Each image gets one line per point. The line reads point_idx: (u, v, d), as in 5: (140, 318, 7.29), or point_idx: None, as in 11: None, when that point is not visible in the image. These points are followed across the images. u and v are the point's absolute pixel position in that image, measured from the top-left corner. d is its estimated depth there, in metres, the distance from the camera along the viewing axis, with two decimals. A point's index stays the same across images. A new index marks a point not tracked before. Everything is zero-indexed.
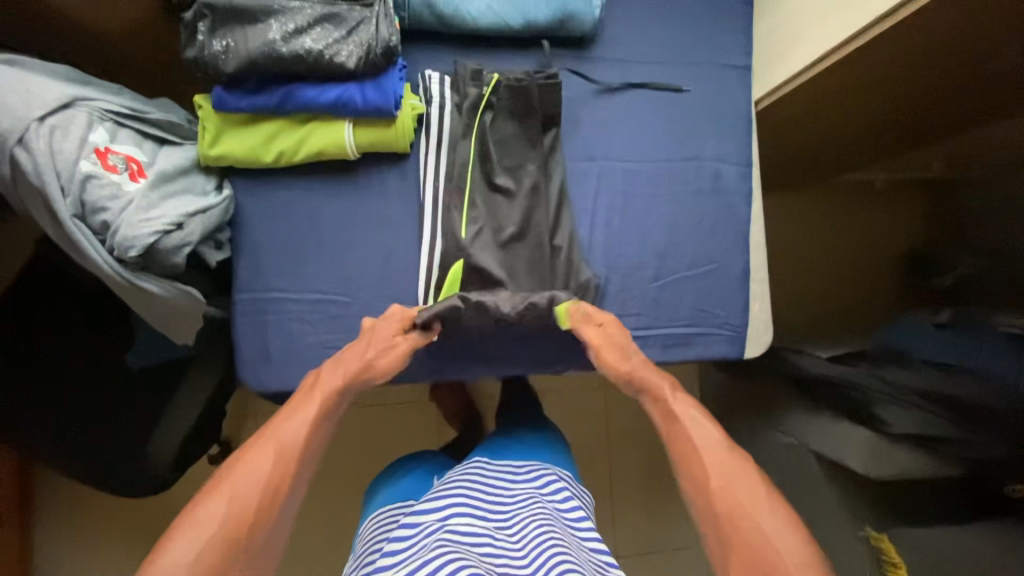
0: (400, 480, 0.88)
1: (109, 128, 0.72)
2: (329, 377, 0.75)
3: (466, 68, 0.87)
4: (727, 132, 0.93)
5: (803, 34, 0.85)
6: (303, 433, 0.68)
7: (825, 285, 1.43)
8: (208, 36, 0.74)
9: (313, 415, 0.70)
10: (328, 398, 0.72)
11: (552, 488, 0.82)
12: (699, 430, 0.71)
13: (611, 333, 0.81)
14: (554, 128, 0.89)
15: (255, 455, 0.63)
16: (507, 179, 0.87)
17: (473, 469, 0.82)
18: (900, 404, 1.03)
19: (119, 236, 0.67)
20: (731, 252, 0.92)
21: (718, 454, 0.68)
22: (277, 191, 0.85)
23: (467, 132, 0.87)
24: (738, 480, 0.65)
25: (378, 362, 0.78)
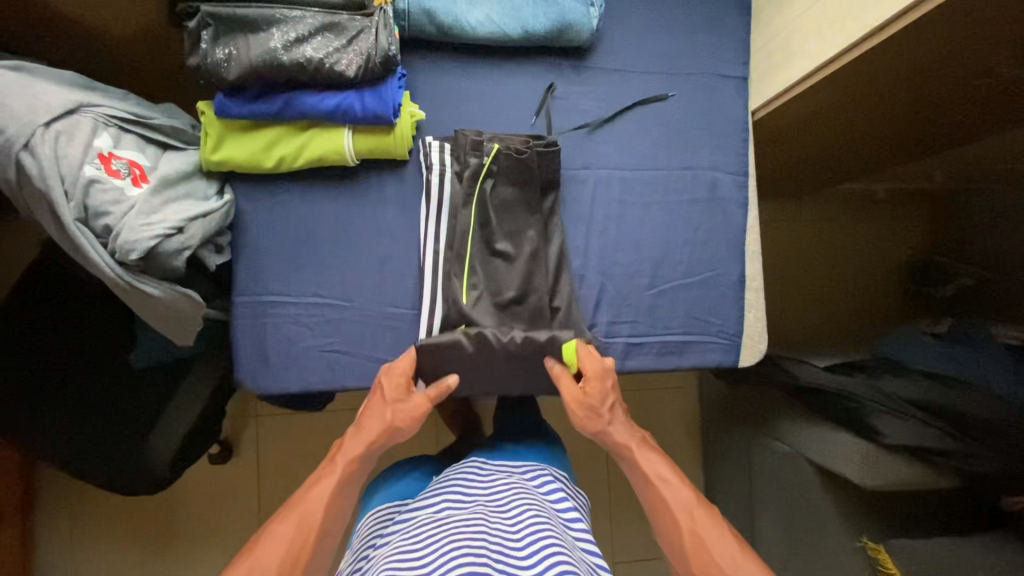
0: (395, 483, 0.89)
1: (113, 134, 0.74)
2: (349, 444, 0.77)
3: (466, 137, 0.87)
4: (724, 142, 0.94)
5: (797, 45, 0.85)
6: (323, 503, 0.70)
7: (826, 292, 1.43)
8: (212, 44, 0.76)
9: (332, 484, 0.72)
10: (348, 465, 0.75)
11: (547, 489, 0.83)
12: (671, 489, 0.74)
13: (588, 399, 0.81)
14: (554, 192, 0.90)
15: (279, 526, 0.67)
16: (507, 245, 0.88)
17: (470, 468, 0.85)
18: (895, 415, 1.02)
19: (121, 239, 0.67)
20: (727, 261, 0.93)
21: (690, 514, 0.71)
22: (277, 197, 0.87)
23: (467, 200, 0.87)
24: (708, 538, 0.68)
25: (397, 423, 0.79)
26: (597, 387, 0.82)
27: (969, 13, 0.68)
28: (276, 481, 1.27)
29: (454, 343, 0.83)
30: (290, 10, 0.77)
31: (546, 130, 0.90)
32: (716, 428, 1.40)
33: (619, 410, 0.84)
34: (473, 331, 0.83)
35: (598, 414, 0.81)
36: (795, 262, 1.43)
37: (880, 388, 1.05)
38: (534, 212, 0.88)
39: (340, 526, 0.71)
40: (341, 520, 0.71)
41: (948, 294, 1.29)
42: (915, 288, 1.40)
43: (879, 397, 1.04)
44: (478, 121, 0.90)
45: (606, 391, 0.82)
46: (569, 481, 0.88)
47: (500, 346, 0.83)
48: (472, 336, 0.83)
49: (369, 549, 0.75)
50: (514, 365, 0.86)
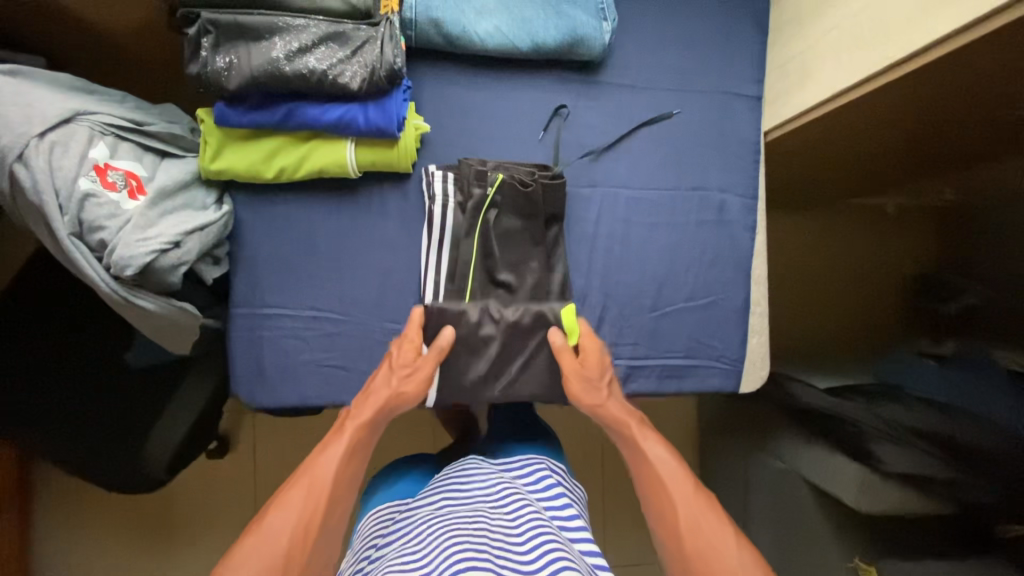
0: (393, 484, 0.89)
1: (110, 143, 0.72)
2: (357, 410, 0.74)
3: (470, 166, 0.84)
4: (733, 162, 0.92)
5: (813, 68, 0.82)
6: (334, 470, 0.66)
7: (837, 306, 1.42)
8: (212, 52, 0.73)
9: (342, 451, 0.68)
10: (357, 431, 0.71)
11: (542, 485, 0.82)
12: (666, 466, 0.70)
13: (584, 371, 0.79)
14: (558, 224, 0.88)
15: (289, 496, 0.63)
16: (509, 274, 0.86)
17: (469, 465, 0.85)
18: (897, 442, 1.01)
19: (115, 255, 0.66)
20: (732, 285, 0.91)
21: (685, 492, 0.66)
22: (277, 206, 0.85)
23: (470, 230, 0.86)
24: (702, 520, 0.64)
25: (405, 388, 0.77)
26: (590, 355, 0.81)
27: (994, 50, 0.65)
28: (272, 477, 1.27)
29: (461, 315, 0.82)
30: (294, 19, 0.75)
31: (552, 149, 0.89)
32: (713, 439, 1.40)
33: (615, 388, 0.81)
34: (477, 304, 0.84)
35: (596, 386, 0.79)
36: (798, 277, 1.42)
37: (879, 413, 1.05)
38: (535, 245, 0.87)
39: (353, 495, 0.68)
40: (353, 489, 0.68)
41: (952, 312, 1.26)
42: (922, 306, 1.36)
43: (880, 425, 1.02)
44: (485, 136, 0.88)
45: (604, 368, 0.82)
46: (565, 474, 0.88)
47: (504, 321, 0.83)
48: (475, 308, 0.83)
49: (369, 550, 0.74)
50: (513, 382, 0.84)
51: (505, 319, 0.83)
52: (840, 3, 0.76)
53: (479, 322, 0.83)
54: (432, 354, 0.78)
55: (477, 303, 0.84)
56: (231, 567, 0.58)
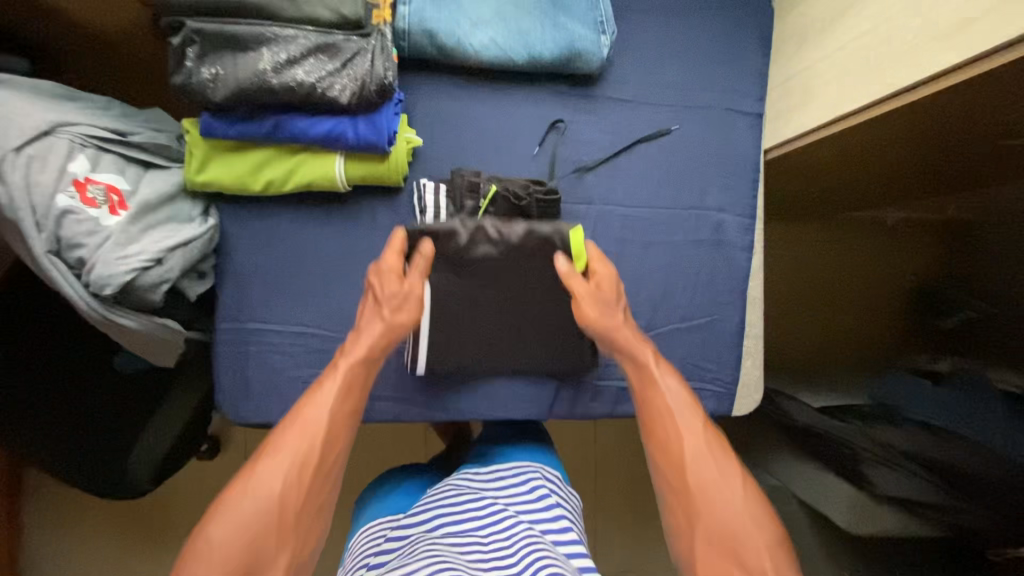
0: (387, 496, 0.86)
1: (90, 155, 0.69)
2: (352, 344, 0.73)
3: (463, 178, 0.83)
4: (732, 181, 0.90)
5: (816, 88, 0.80)
6: (329, 405, 0.65)
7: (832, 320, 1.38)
8: (197, 62, 0.71)
9: (337, 387, 0.67)
10: (352, 364, 0.70)
11: (536, 495, 0.79)
12: (674, 400, 0.69)
13: (600, 292, 0.79)
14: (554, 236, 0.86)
15: (283, 432, 0.62)
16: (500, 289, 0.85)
17: (461, 479, 0.83)
18: (889, 467, 1.00)
19: (94, 274, 0.64)
20: (728, 307, 0.89)
21: (692, 428, 0.66)
22: (265, 219, 0.83)
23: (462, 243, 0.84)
24: (703, 449, 0.64)
25: (398, 319, 0.76)
26: (604, 279, 0.80)
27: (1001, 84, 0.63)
28: None
29: (450, 232, 0.82)
30: (282, 29, 0.72)
31: (547, 165, 0.87)
32: None
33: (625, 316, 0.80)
34: (470, 220, 0.83)
35: (613, 307, 0.78)
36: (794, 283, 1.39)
37: (879, 439, 1.02)
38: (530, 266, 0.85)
39: (351, 434, 0.67)
40: (350, 429, 0.67)
41: (952, 326, 1.29)
42: (920, 317, 1.37)
43: (874, 449, 1.01)
44: (479, 150, 0.86)
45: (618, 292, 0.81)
46: (560, 480, 0.85)
47: (501, 240, 0.83)
48: (468, 226, 0.83)
49: (361, 568, 0.72)
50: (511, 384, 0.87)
51: (499, 237, 0.83)
52: (845, 25, 0.74)
53: (473, 242, 0.83)
54: (415, 276, 0.78)
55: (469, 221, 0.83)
56: (228, 504, 0.56)
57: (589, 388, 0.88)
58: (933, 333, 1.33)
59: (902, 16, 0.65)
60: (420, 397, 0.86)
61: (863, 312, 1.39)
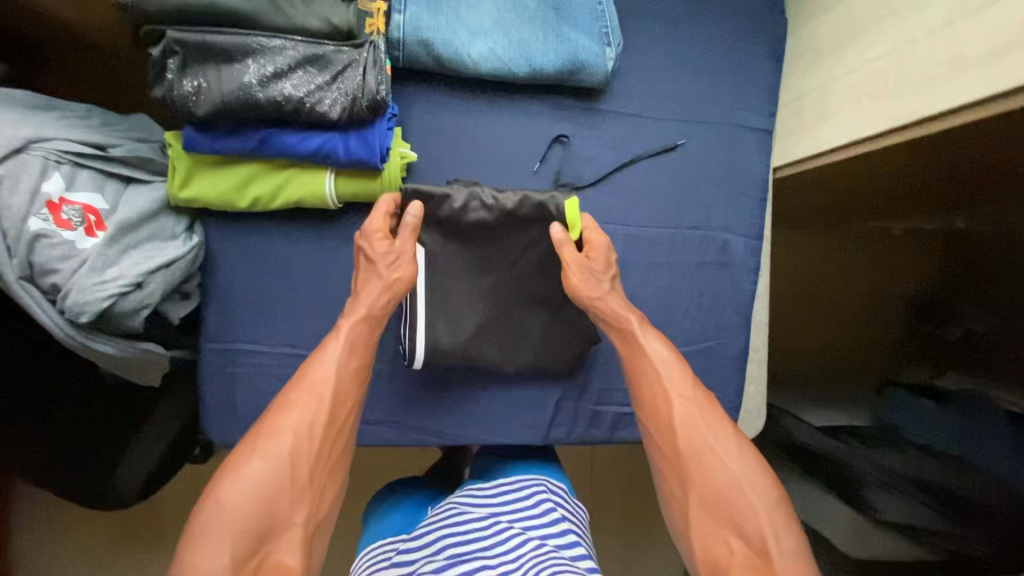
0: (387, 517, 0.80)
1: (66, 174, 0.66)
2: (352, 306, 0.69)
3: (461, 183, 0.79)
4: (739, 201, 0.86)
5: (830, 108, 0.76)
6: (333, 367, 0.63)
7: (826, 334, 1.33)
8: (179, 74, 0.67)
9: (338, 349, 0.64)
10: (354, 323, 0.67)
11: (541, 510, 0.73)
12: (663, 364, 0.66)
13: (588, 261, 0.74)
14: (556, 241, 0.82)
15: (292, 396, 0.60)
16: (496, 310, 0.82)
17: (460, 498, 0.75)
18: (895, 492, 0.97)
19: (69, 301, 0.61)
20: (731, 331, 0.87)
21: (684, 392, 0.64)
22: (253, 236, 0.80)
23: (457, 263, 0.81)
24: (695, 413, 0.62)
25: (394, 277, 0.71)
26: (601, 250, 0.75)
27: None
28: None
29: (444, 198, 0.75)
30: (268, 39, 0.68)
31: (551, 179, 0.83)
32: None
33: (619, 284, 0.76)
34: (463, 188, 0.77)
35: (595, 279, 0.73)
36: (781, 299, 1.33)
37: (875, 459, 1.02)
38: (525, 287, 0.82)
39: (358, 393, 0.65)
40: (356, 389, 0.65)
41: (955, 338, 1.22)
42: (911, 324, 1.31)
43: (874, 470, 1.00)
44: (477, 165, 0.82)
45: (608, 262, 0.75)
46: (567, 493, 0.79)
47: (497, 207, 0.77)
48: (462, 190, 0.76)
49: None
50: (507, 409, 0.84)
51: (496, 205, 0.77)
52: (863, 43, 0.70)
53: (468, 206, 0.77)
54: (407, 236, 0.73)
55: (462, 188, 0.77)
56: (242, 466, 0.54)
57: (586, 413, 0.86)
58: (935, 343, 1.26)
59: (924, 39, 0.61)
60: (412, 419, 0.83)
61: (856, 325, 1.33)
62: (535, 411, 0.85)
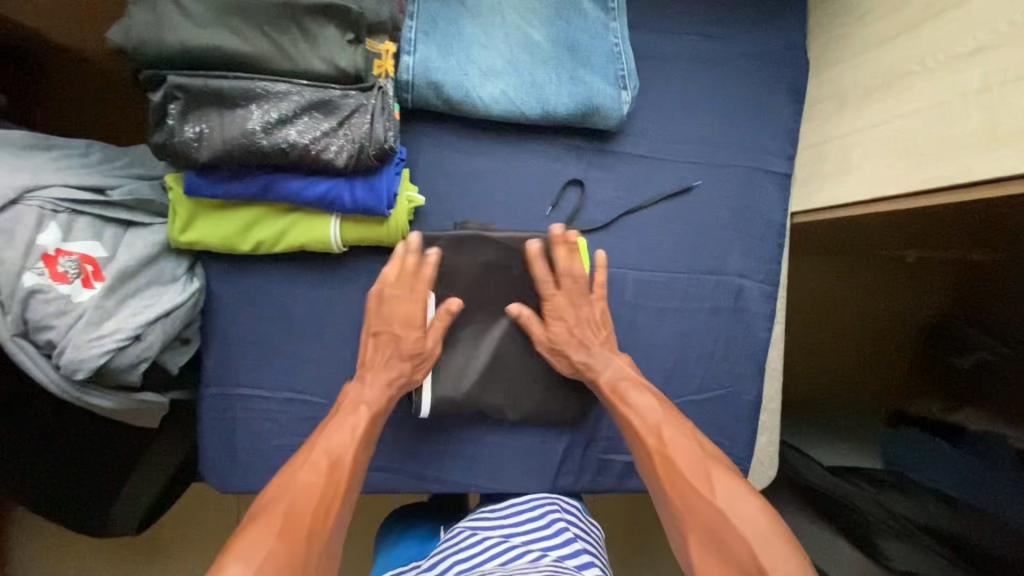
0: (396, 546, 0.79)
1: (63, 223, 0.64)
2: (368, 386, 0.70)
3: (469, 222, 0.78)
4: (756, 244, 0.84)
5: (853, 158, 0.74)
6: (349, 446, 0.64)
7: (831, 360, 1.29)
8: (181, 120, 0.65)
9: (354, 430, 0.66)
10: (373, 408, 0.69)
11: (553, 530, 0.71)
12: (658, 416, 0.68)
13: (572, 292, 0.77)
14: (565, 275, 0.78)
15: (303, 476, 0.60)
16: (503, 358, 0.79)
17: (471, 523, 0.74)
18: (903, 539, 0.94)
19: (64, 358, 0.60)
20: (744, 379, 0.84)
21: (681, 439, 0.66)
22: (255, 278, 0.78)
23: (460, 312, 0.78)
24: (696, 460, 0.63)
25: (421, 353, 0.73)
26: (570, 298, 0.77)
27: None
28: None
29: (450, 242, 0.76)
30: (273, 84, 0.66)
31: (561, 226, 0.81)
32: None
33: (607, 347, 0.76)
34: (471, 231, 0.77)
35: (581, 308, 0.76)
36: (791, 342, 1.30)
37: (885, 505, 1.00)
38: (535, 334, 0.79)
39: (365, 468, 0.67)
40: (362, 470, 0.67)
41: (965, 367, 1.11)
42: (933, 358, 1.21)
43: (889, 520, 0.97)
44: (486, 207, 0.80)
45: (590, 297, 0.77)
46: (580, 512, 0.78)
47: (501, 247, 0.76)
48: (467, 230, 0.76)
49: None
50: (513, 456, 0.82)
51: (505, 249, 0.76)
52: (891, 97, 0.68)
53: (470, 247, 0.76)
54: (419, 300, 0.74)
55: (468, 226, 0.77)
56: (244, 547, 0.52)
57: (594, 461, 0.84)
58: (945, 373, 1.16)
59: (955, 102, 0.59)
60: (416, 466, 0.81)
61: (858, 355, 1.29)
62: (542, 459, 0.82)
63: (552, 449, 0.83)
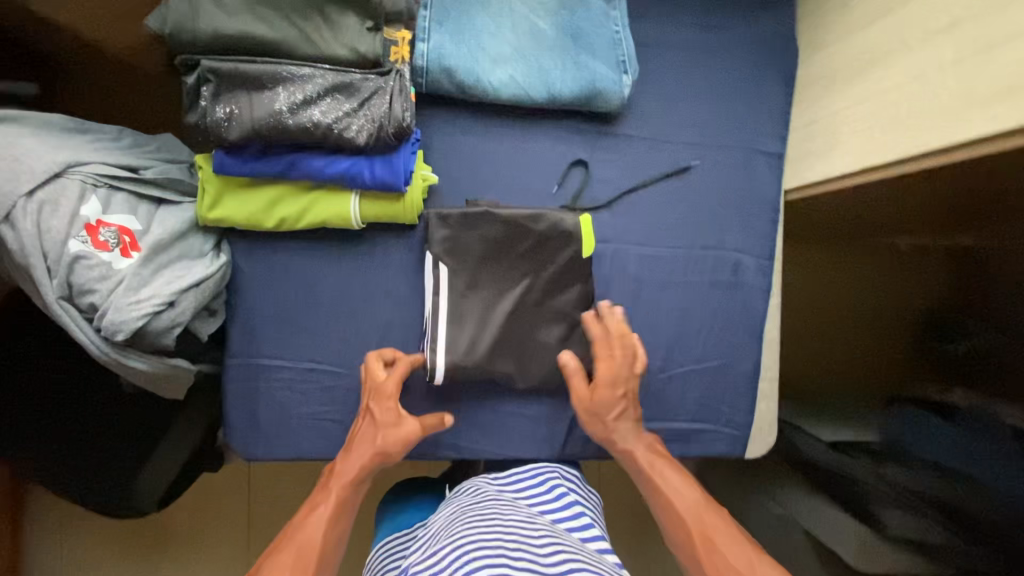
0: (402, 511, 0.84)
1: (102, 196, 0.68)
2: (343, 466, 0.73)
3: (479, 200, 0.83)
4: (751, 221, 0.88)
5: (841, 136, 0.78)
6: (320, 530, 0.66)
7: (837, 351, 1.32)
8: (212, 101, 0.70)
9: (326, 512, 0.68)
10: (344, 487, 0.71)
11: (553, 496, 0.77)
12: (678, 492, 0.73)
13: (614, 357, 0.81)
14: (571, 248, 0.82)
15: (275, 563, 0.63)
16: (512, 328, 0.83)
17: (477, 484, 0.79)
18: (905, 508, 0.99)
19: (106, 319, 0.64)
20: (743, 349, 0.89)
21: (706, 515, 0.70)
22: (277, 254, 0.82)
23: (470, 284, 0.82)
24: (723, 536, 0.68)
25: (388, 443, 0.74)
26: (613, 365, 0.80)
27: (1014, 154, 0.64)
28: (265, 502, 1.21)
29: (462, 218, 0.80)
30: (298, 68, 0.71)
31: (566, 204, 0.85)
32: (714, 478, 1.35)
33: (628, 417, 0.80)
34: (481, 207, 0.81)
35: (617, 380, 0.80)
36: (788, 333, 1.33)
37: (884, 475, 1.02)
38: (543, 305, 0.83)
39: (342, 548, 0.68)
40: (336, 557, 0.67)
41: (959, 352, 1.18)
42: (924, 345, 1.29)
43: (884, 486, 1.01)
44: (495, 186, 0.85)
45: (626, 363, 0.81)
46: (580, 480, 0.83)
47: (510, 222, 0.81)
48: (477, 207, 0.81)
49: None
50: (522, 423, 0.86)
51: (514, 223, 0.81)
52: (875, 75, 0.72)
53: (481, 223, 0.80)
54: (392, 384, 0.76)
55: (478, 203, 0.82)
56: None
57: None
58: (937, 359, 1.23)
59: (932, 75, 0.64)
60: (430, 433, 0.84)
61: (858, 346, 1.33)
62: (550, 426, 0.86)
63: (560, 417, 0.86)
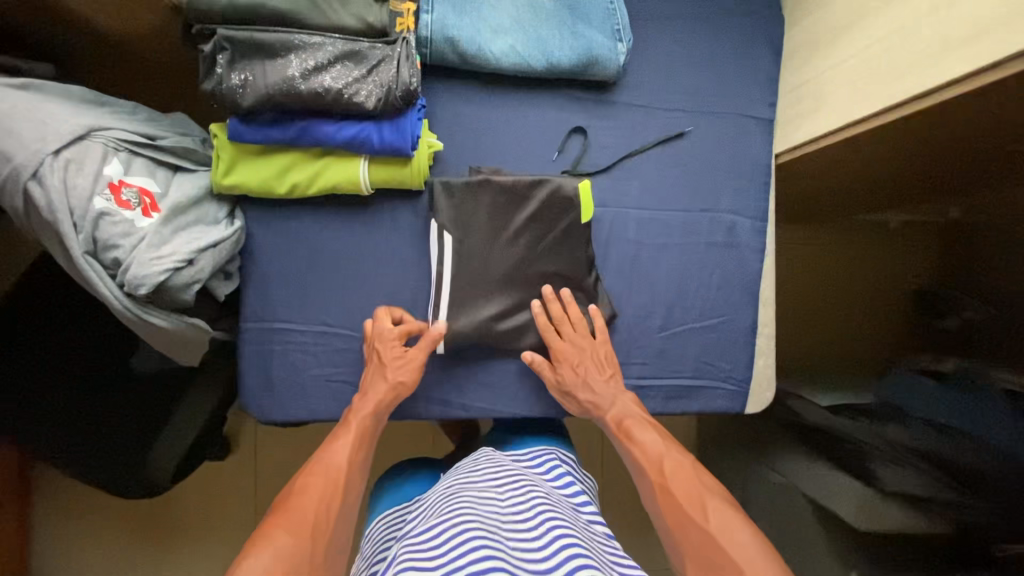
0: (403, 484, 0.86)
1: (123, 159, 0.72)
2: (360, 404, 0.77)
3: (482, 167, 0.86)
4: (744, 184, 0.92)
5: (827, 95, 0.82)
6: (346, 455, 0.70)
7: (832, 330, 1.35)
8: (227, 68, 0.73)
9: (349, 441, 0.72)
10: (363, 420, 0.75)
11: (552, 474, 0.78)
12: (654, 447, 0.74)
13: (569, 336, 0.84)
14: (573, 210, 0.85)
15: (306, 480, 0.66)
16: (518, 288, 0.86)
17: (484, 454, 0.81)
18: (896, 462, 1.00)
19: (130, 273, 0.66)
20: (740, 307, 0.92)
21: (683, 471, 0.70)
22: (288, 221, 0.85)
23: (476, 246, 0.85)
24: (690, 491, 0.68)
25: (399, 378, 0.79)
26: (574, 343, 0.84)
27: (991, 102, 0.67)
28: (275, 482, 1.23)
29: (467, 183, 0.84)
30: (309, 36, 0.74)
31: (567, 169, 0.89)
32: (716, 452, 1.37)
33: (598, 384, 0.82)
34: (484, 173, 0.85)
35: (571, 360, 0.82)
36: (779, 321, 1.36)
37: (882, 434, 1.04)
38: (547, 265, 0.86)
39: (366, 475, 0.71)
40: (363, 479, 0.70)
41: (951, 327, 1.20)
42: (917, 320, 1.31)
43: (881, 444, 1.01)
44: (498, 153, 0.88)
45: (580, 335, 0.84)
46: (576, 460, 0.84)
47: (513, 187, 0.84)
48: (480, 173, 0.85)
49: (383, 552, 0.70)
50: (528, 383, 0.88)
51: (517, 187, 0.84)
52: (856, 34, 0.77)
53: (486, 187, 0.84)
54: (396, 333, 0.81)
55: (482, 170, 0.86)
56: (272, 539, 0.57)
57: None
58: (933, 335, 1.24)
59: (910, 28, 0.68)
60: (439, 393, 0.87)
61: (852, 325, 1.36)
62: None
63: None
